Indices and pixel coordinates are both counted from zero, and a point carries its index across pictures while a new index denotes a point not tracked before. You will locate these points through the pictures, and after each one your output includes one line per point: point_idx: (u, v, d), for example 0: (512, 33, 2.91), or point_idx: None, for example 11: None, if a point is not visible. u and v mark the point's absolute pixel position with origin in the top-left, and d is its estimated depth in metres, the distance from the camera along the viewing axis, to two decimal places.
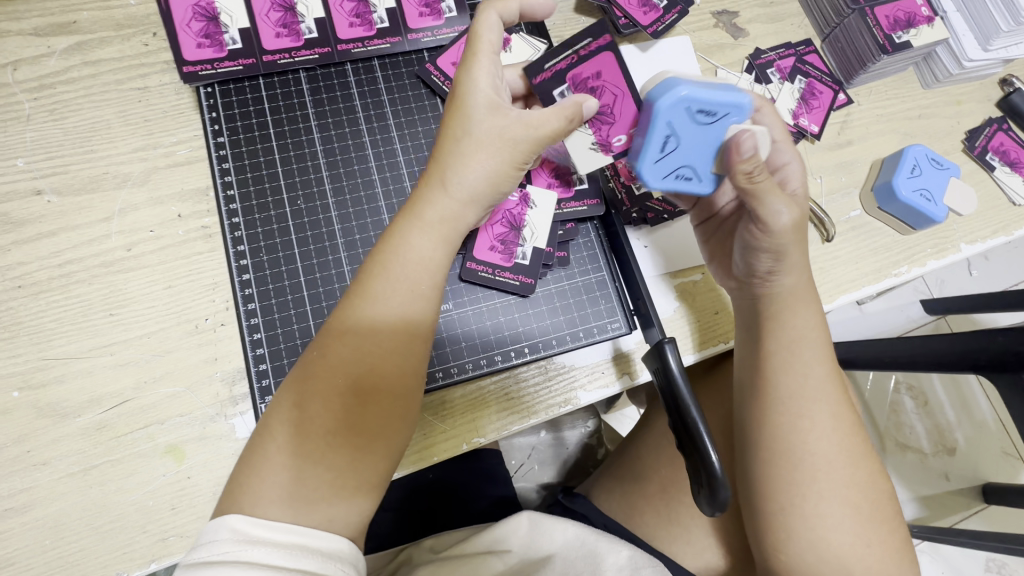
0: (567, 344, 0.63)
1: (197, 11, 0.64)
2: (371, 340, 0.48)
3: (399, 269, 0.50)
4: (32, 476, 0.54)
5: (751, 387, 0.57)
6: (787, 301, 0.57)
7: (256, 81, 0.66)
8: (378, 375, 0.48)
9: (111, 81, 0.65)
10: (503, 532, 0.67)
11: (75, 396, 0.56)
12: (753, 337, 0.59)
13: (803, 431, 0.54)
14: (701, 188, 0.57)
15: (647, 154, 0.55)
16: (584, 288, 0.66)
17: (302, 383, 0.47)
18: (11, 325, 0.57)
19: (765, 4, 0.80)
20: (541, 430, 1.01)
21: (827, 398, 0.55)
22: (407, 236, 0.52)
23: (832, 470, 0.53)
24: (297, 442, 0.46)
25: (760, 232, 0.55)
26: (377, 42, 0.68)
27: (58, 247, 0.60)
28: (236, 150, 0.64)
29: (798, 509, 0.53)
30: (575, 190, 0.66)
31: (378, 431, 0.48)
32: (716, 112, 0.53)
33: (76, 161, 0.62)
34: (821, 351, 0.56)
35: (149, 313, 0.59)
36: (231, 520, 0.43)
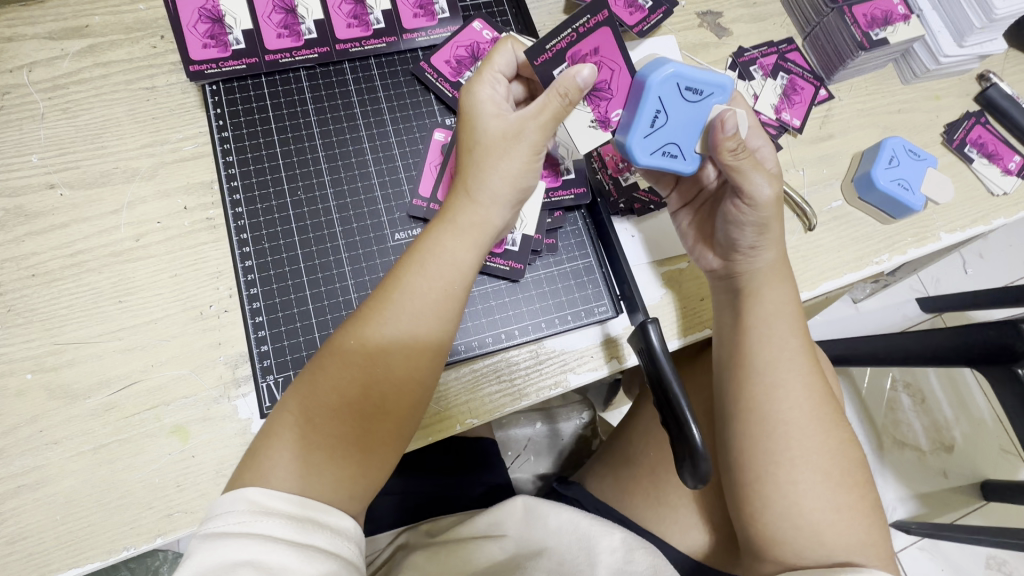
0: (555, 327, 0.66)
1: (202, 13, 0.67)
2: (405, 337, 0.51)
3: (428, 269, 0.53)
4: (44, 454, 0.56)
5: (731, 363, 0.60)
6: (764, 281, 0.60)
7: (258, 79, 0.69)
8: (406, 368, 0.51)
9: (121, 81, 0.68)
10: (498, 516, 0.69)
11: (86, 379, 0.59)
12: (733, 314, 0.61)
13: (777, 401, 0.56)
14: (684, 166, 0.60)
15: (636, 129, 0.58)
16: (571, 274, 0.68)
17: (331, 368, 0.50)
18: (25, 312, 0.60)
19: (748, 5, 0.84)
20: (537, 421, 1.03)
21: (801, 370, 0.57)
22: (439, 238, 0.54)
23: (805, 438, 0.56)
24: (325, 423, 0.49)
25: (747, 207, 0.58)
26: (374, 42, 0.71)
27: (70, 237, 0.63)
28: (240, 144, 0.67)
29: (773, 475, 0.55)
30: (562, 179, 0.69)
31: (398, 420, 0.51)
32: (702, 91, 0.57)
33: (88, 156, 0.65)
34: (794, 325, 0.59)
35: (156, 300, 0.62)
36: (248, 493, 0.45)
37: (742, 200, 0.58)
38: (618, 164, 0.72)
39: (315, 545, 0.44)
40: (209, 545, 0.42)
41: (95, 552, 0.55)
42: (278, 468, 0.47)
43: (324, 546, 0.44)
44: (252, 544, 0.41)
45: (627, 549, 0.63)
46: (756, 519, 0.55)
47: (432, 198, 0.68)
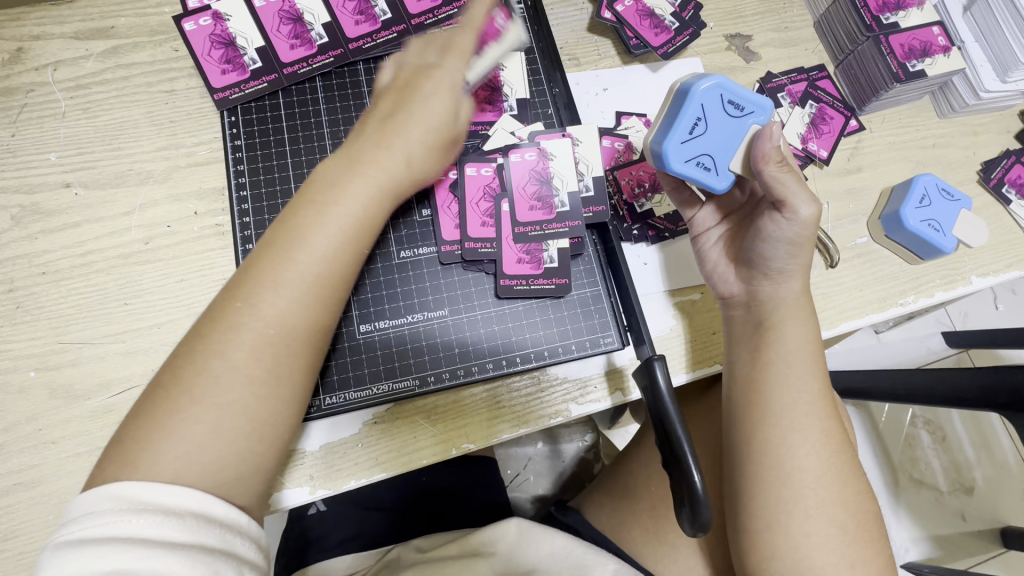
0: (559, 357, 0.61)
1: (213, 40, 0.64)
2: (282, 308, 0.47)
3: (327, 231, 0.49)
4: (41, 453, 0.57)
5: (742, 403, 0.58)
6: (788, 312, 0.59)
7: (276, 96, 0.65)
8: (281, 347, 0.47)
9: (142, 83, 0.69)
10: (490, 535, 0.68)
11: (88, 380, 0.59)
12: (751, 349, 0.59)
13: (789, 445, 0.55)
14: (717, 182, 0.61)
15: (675, 133, 0.60)
16: (578, 303, 0.62)
17: (209, 338, 0.46)
18: (33, 309, 0.60)
19: (777, 29, 0.81)
20: (538, 441, 1.03)
21: (817, 414, 0.56)
22: (344, 181, 0.51)
23: (823, 490, 0.54)
24: (194, 389, 0.44)
25: (784, 221, 0.56)
26: (386, 35, 0.66)
27: (82, 237, 0.63)
28: (251, 153, 0.64)
29: (787, 529, 0.53)
30: (557, 212, 0.61)
31: (279, 404, 0.47)
32: (743, 108, 0.60)
33: (105, 157, 0.66)
34: (814, 367, 0.57)
35: (161, 304, 0.62)
36: (114, 489, 0.40)
37: (780, 214, 0.57)
38: (634, 190, 0.70)
39: (204, 542, 0.40)
40: (61, 556, 0.37)
41: None
42: (156, 451, 0.42)
43: (218, 543, 0.41)
44: (122, 549, 0.37)
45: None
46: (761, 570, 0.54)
47: (462, 239, 0.60)
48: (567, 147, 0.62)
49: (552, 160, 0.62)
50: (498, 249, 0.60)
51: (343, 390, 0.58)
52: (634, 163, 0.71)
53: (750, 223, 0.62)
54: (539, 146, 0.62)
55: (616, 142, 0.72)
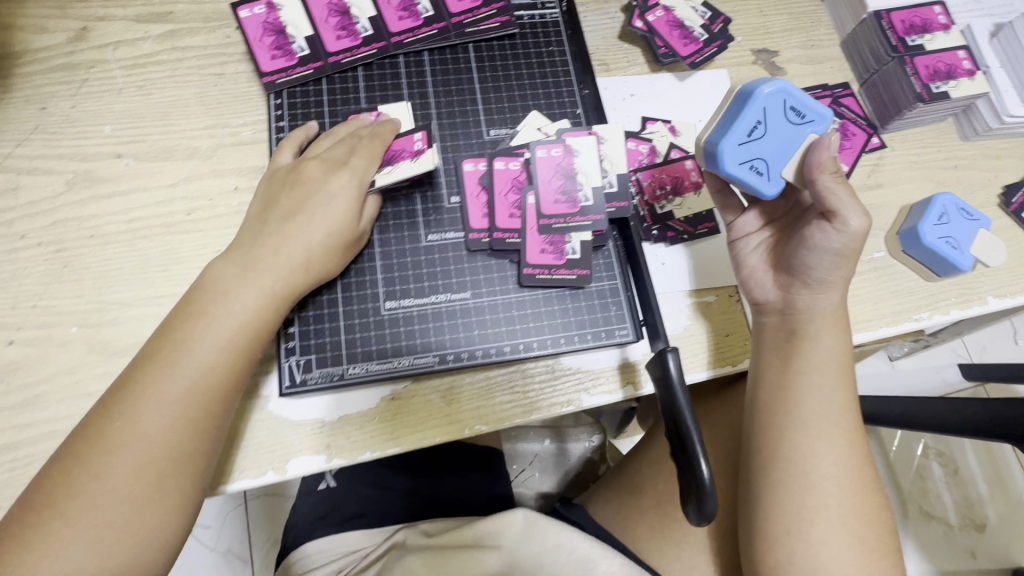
0: (575, 345, 0.63)
1: (266, 27, 0.66)
2: (169, 424, 0.50)
3: (201, 345, 0.52)
4: (77, 403, 0.60)
5: (767, 407, 0.59)
6: (823, 323, 0.59)
7: (320, 83, 0.66)
8: (160, 460, 0.49)
9: (194, 65, 0.73)
10: (498, 525, 0.68)
11: (125, 338, 0.62)
12: (781, 357, 0.60)
13: (811, 452, 0.57)
14: (768, 187, 0.60)
15: (732, 134, 0.59)
16: (595, 294, 0.64)
17: (92, 456, 0.49)
18: (80, 269, 0.64)
19: (804, 46, 0.83)
20: (545, 438, 1.04)
21: (840, 423, 0.57)
22: (232, 290, 0.55)
23: (841, 501, 0.56)
24: (80, 485, 0.48)
25: (834, 232, 0.56)
26: (426, 31, 0.68)
27: (129, 204, 0.67)
28: (293, 135, 0.66)
29: (803, 534, 0.55)
30: (581, 205, 0.62)
31: (167, 498, 0.50)
32: (804, 116, 0.59)
33: (156, 132, 0.70)
34: (841, 377, 0.59)
35: (199, 272, 0.65)
36: None
37: (829, 224, 0.57)
38: (656, 192, 0.72)
39: None
40: None
41: None
42: (54, 555, 0.46)
43: None
44: None
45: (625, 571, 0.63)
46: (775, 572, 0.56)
47: (489, 228, 0.63)
48: (592, 144, 0.64)
49: (577, 156, 0.63)
50: (522, 239, 0.62)
51: (366, 363, 0.60)
52: (658, 166, 0.73)
53: (795, 231, 0.62)
54: (565, 143, 0.64)
55: (640, 145, 0.75)
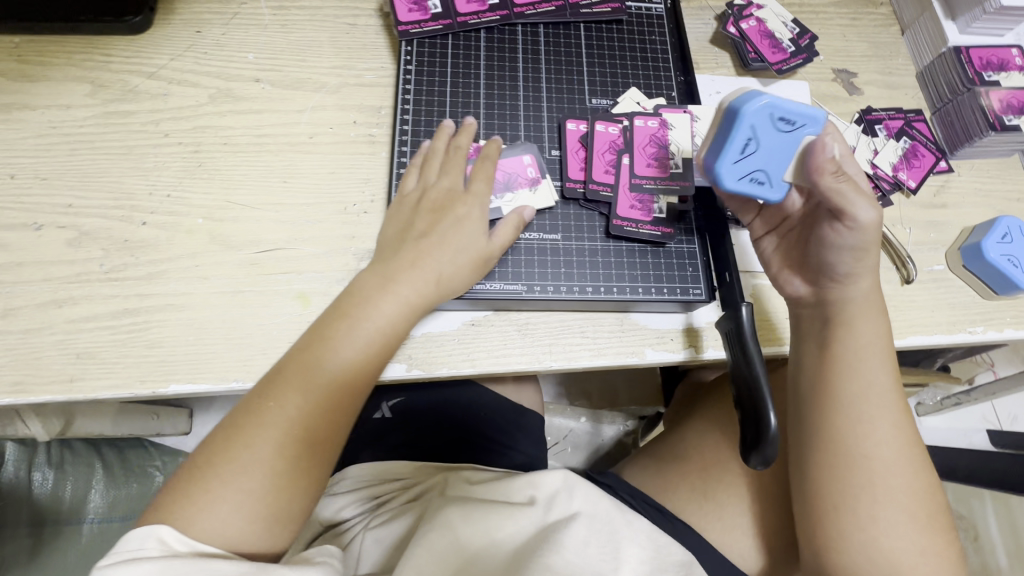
0: (651, 296, 0.67)
1: None
2: (309, 407, 0.56)
3: (350, 344, 0.58)
4: (194, 285, 0.66)
5: (811, 392, 0.62)
6: (862, 309, 0.61)
7: (447, 38, 0.74)
8: (304, 439, 0.56)
9: (331, 14, 0.81)
10: (537, 481, 0.71)
11: (242, 235, 0.68)
12: (820, 342, 0.63)
13: (857, 433, 0.59)
14: (771, 194, 0.62)
15: (727, 156, 0.60)
16: (674, 254, 0.68)
17: (246, 427, 0.54)
18: (210, 170, 0.71)
19: (882, 73, 0.89)
20: (581, 416, 1.08)
21: (884, 405, 0.59)
22: (377, 301, 0.60)
23: (896, 473, 0.58)
24: (228, 463, 0.53)
25: (847, 230, 0.57)
26: (545, 7, 0.75)
27: (259, 122, 0.74)
28: (417, 79, 0.73)
29: (856, 504, 0.58)
30: (671, 172, 0.68)
31: (302, 484, 0.56)
32: (796, 121, 0.58)
33: (291, 64, 0.78)
34: (883, 360, 0.61)
35: (313, 188, 0.72)
36: (160, 533, 0.50)
37: (840, 224, 0.57)
38: None
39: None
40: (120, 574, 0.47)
41: (211, 376, 0.63)
42: (210, 513, 0.51)
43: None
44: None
45: (651, 538, 0.67)
46: (832, 549, 0.59)
47: (585, 180, 0.69)
48: (686, 121, 0.70)
49: (672, 129, 0.70)
50: (614, 194, 0.68)
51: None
52: None
53: (808, 232, 0.62)
54: (661, 117, 0.70)
55: None
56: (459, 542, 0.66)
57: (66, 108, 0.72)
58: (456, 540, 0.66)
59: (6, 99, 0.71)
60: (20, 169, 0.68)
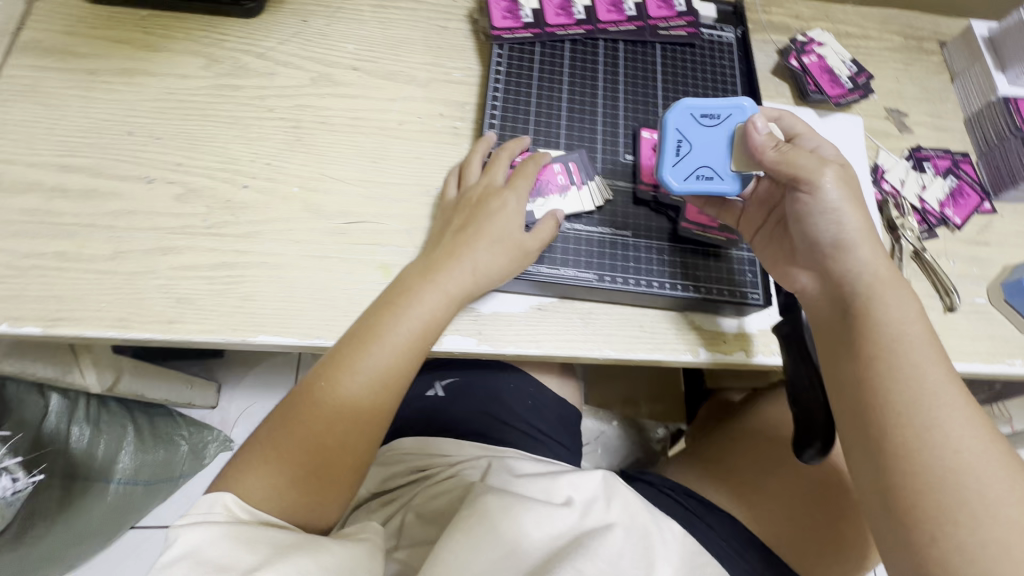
0: (713, 295, 0.70)
1: None
2: (355, 395, 0.64)
3: (395, 337, 0.64)
4: (286, 247, 0.71)
5: (857, 386, 0.56)
6: (882, 284, 0.57)
7: (536, 46, 0.80)
8: (346, 424, 0.64)
9: (425, 16, 0.88)
10: (577, 480, 0.72)
11: (332, 206, 0.74)
12: (847, 326, 0.58)
13: (923, 425, 0.52)
14: (726, 186, 0.65)
15: (665, 160, 0.67)
16: (735, 261, 0.73)
17: (301, 409, 0.64)
18: (308, 145, 0.77)
19: (932, 116, 0.94)
20: (613, 420, 1.11)
21: (941, 385, 0.53)
22: (419, 298, 0.66)
23: (993, 475, 0.50)
24: (282, 444, 0.63)
25: (813, 202, 0.60)
26: (627, 26, 0.81)
27: (354, 106, 0.80)
28: (506, 79, 0.78)
29: (950, 507, 0.49)
30: None
31: (342, 463, 0.64)
32: (717, 115, 0.67)
33: (385, 57, 0.84)
34: (926, 342, 0.55)
35: (400, 170, 0.77)
36: (224, 499, 0.59)
37: (806, 196, 0.61)
38: None
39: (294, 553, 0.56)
40: (189, 531, 0.55)
41: (297, 331, 0.67)
42: (266, 485, 0.61)
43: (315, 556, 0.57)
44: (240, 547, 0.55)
45: (684, 545, 0.70)
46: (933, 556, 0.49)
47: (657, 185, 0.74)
48: None
49: None
50: (682, 200, 0.73)
51: (541, 265, 0.71)
52: None
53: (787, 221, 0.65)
54: None
55: None
56: (500, 535, 0.64)
57: (183, 78, 0.78)
58: (497, 536, 0.64)
59: (129, 65, 0.78)
60: (137, 128, 0.74)
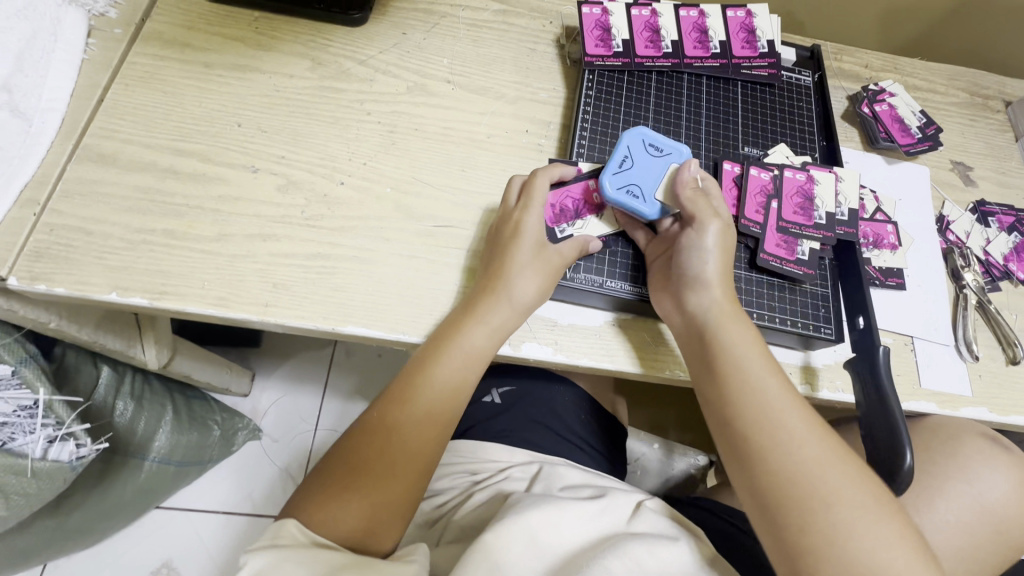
0: (786, 326, 0.72)
1: (598, 24, 0.84)
2: (417, 426, 0.66)
3: (446, 373, 0.68)
4: (377, 244, 0.74)
5: (716, 408, 0.62)
6: (725, 313, 0.65)
7: (624, 74, 0.84)
8: (408, 451, 0.65)
9: (516, 38, 0.93)
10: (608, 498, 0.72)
11: (422, 209, 0.77)
12: (706, 363, 0.64)
13: (764, 439, 0.58)
14: (644, 207, 0.72)
15: (608, 167, 0.73)
16: (811, 297, 0.74)
17: (363, 443, 0.65)
18: (402, 149, 0.81)
19: (996, 172, 0.96)
20: (654, 443, 1.11)
21: (767, 399, 0.60)
22: (469, 334, 0.68)
23: (843, 475, 0.56)
24: (352, 477, 0.63)
25: (698, 235, 0.68)
26: (711, 62, 0.85)
27: (446, 116, 0.84)
28: (594, 103, 0.82)
29: (832, 540, 0.53)
30: (815, 221, 0.75)
31: (404, 492, 0.64)
32: (662, 150, 0.75)
33: (477, 73, 0.89)
34: (765, 360, 0.63)
35: (487, 180, 0.80)
36: (289, 523, 0.59)
37: (693, 230, 0.68)
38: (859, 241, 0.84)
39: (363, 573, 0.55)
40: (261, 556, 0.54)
41: (383, 325, 0.70)
42: (341, 517, 0.61)
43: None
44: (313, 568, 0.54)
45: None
46: None
47: (736, 216, 0.75)
48: (831, 181, 0.78)
49: (818, 185, 0.77)
50: (762, 231, 0.74)
51: (621, 282, 0.73)
52: (865, 220, 0.85)
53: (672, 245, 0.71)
54: (809, 173, 0.78)
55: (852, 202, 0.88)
56: (535, 538, 0.65)
57: (290, 77, 0.83)
58: (532, 539, 0.65)
59: (241, 61, 0.83)
60: (246, 120, 0.79)
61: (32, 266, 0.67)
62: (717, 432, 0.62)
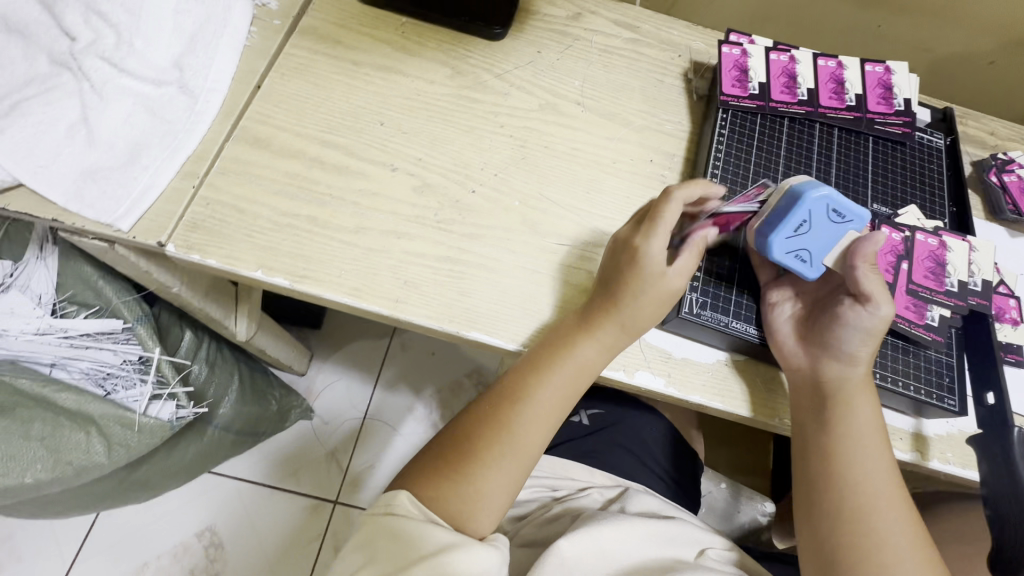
0: (910, 392, 0.71)
1: (735, 64, 0.85)
2: (527, 428, 0.69)
3: (556, 383, 0.69)
4: (503, 254, 0.76)
5: (819, 465, 0.68)
6: (856, 390, 0.69)
7: (757, 117, 0.84)
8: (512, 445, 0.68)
9: (645, 67, 0.94)
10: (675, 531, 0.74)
11: (547, 226, 0.79)
12: (824, 422, 0.68)
13: (856, 503, 0.65)
14: (809, 272, 0.70)
15: (781, 231, 0.68)
16: (934, 363, 0.73)
17: (475, 438, 0.68)
18: (530, 165, 0.83)
19: None
20: (721, 482, 1.10)
21: (873, 474, 0.66)
22: (581, 347, 0.69)
23: (917, 560, 0.63)
24: (461, 467, 0.67)
25: (863, 314, 0.67)
26: (846, 114, 0.85)
27: (574, 136, 0.86)
28: (725, 142, 0.83)
29: None
30: (947, 288, 0.74)
31: (506, 488, 0.67)
32: (845, 218, 0.66)
33: (606, 98, 0.90)
34: (879, 438, 0.68)
35: (610, 204, 0.82)
36: (400, 494, 0.63)
37: (859, 307, 0.68)
38: None
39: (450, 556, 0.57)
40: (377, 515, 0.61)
41: (505, 335, 0.72)
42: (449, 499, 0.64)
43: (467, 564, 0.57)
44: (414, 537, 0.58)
45: None
46: None
47: None
48: (965, 249, 0.76)
49: (951, 252, 0.76)
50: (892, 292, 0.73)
51: (746, 324, 0.73)
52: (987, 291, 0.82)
53: (823, 308, 0.72)
54: (941, 238, 0.76)
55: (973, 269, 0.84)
56: (603, 551, 0.69)
57: (430, 83, 0.86)
58: (602, 550, 0.69)
59: (386, 62, 0.86)
60: (388, 119, 0.82)
61: (188, 235, 0.71)
62: (799, 482, 0.70)
